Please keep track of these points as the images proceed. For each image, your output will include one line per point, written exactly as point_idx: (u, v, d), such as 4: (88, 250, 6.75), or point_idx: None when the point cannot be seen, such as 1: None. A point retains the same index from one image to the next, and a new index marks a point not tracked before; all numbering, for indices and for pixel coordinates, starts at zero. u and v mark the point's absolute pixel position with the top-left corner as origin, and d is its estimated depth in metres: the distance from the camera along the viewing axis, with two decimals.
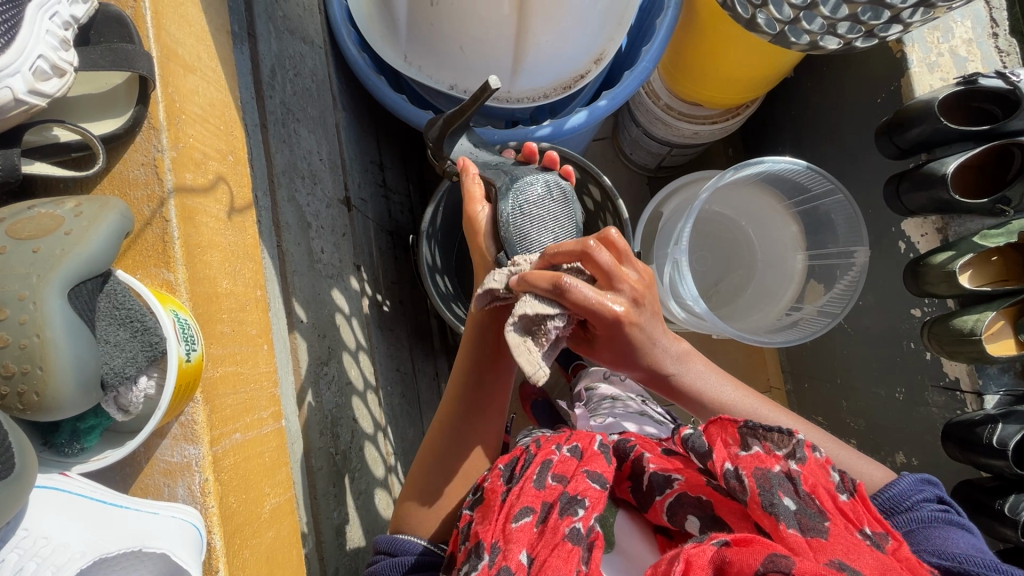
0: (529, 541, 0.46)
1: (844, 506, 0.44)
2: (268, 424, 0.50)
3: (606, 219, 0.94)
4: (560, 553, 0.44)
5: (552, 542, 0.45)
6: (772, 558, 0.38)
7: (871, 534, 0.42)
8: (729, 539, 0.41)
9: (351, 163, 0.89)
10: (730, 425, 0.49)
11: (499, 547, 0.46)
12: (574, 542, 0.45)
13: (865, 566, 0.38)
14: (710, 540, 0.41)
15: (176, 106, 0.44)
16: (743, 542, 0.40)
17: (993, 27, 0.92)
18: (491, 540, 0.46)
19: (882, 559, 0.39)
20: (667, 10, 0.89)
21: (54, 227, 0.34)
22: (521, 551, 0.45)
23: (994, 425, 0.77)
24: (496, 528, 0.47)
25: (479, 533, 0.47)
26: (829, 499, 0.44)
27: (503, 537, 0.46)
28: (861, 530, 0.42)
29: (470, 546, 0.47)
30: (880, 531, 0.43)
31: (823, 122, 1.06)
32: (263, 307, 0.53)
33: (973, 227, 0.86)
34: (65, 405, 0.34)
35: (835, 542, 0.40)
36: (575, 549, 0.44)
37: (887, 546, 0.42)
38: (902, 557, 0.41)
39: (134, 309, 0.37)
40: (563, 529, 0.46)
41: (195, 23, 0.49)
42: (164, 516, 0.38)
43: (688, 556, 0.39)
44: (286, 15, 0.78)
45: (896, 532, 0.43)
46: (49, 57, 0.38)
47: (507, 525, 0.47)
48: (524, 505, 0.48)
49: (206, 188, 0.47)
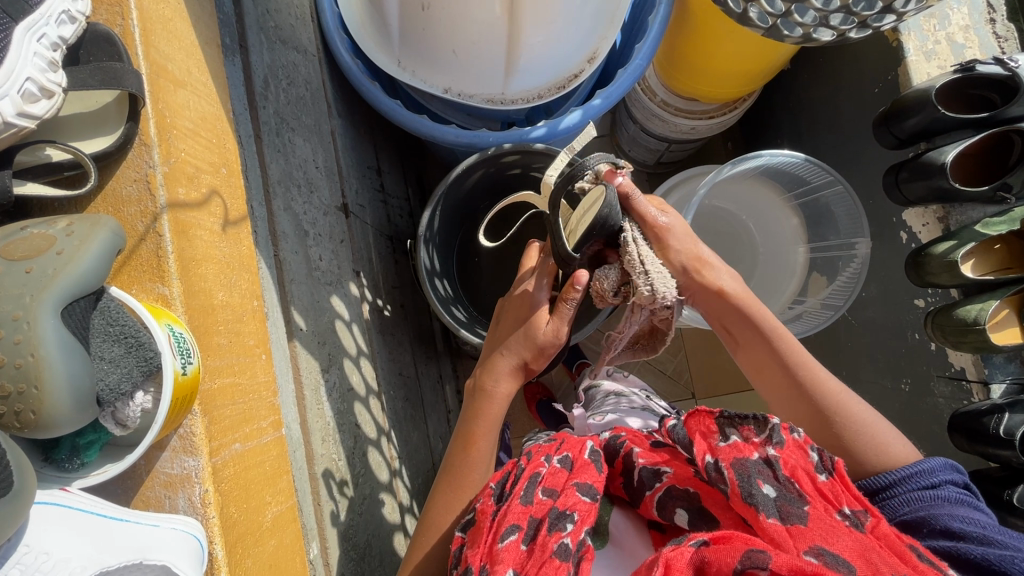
0: (516, 560, 0.46)
1: (823, 487, 0.44)
2: (268, 433, 0.51)
3: None
4: (547, 570, 0.44)
5: (541, 559, 0.45)
6: (749, 554, 0.38)
7: (850, 513, 0.43)
8: (707, 538, 0.40)
9: (348, 170, 0.89)
10: (709, 416, 0.51)
11: (486, 569, 0.46)
12: (562, 558, 0.45)
13: (843, 551, 0.39)
14: (689, 541, 0.40)
15: (166, 121, 0.45)
16: (721, 539, 0.40)
17: (990, 13, 0.91)
18: (479, 564, 0.47)
19: (861, 542, 0.40)
20: (659, 7, 0.88)
21: (46, 247, 0.35)
22: (507, 570, 0.46)
23: (1001, 415, 0.76)
24: (484, 551, 0.48)
25: (468, 558, 0.48)
26: (807, 481, 0.44)
27: (489, 560, 0.47)
28: (841, 511, 0.43)
29: (460, 570, 0.49)
30: (860, 509, 0.43)
31: (823, 115, 1.05)
32: (260, 317, 0.54)
33: (974, 215, 0.85)
34: (60, 423, 0.34)
35: (813, 528, 0.41)
36: (563, 565, 0.45)
37: (867, 524, 0.42)
38: (881, 534, 0.42)
39: (127, 325, 0.38)
40: (551, 545, 0.46)
41: (185, 38, 0.50)
42: (165, 529, 0.38)
43: (668, 559, 0.39)
44: (278, 25, 0.78)
45: (875, 509, 0.44)
46: (37, 79, 0.39)
47: (494, 545, 0.48)
48: (510, 523, 0.49)
49: (200, 202, 0.47)
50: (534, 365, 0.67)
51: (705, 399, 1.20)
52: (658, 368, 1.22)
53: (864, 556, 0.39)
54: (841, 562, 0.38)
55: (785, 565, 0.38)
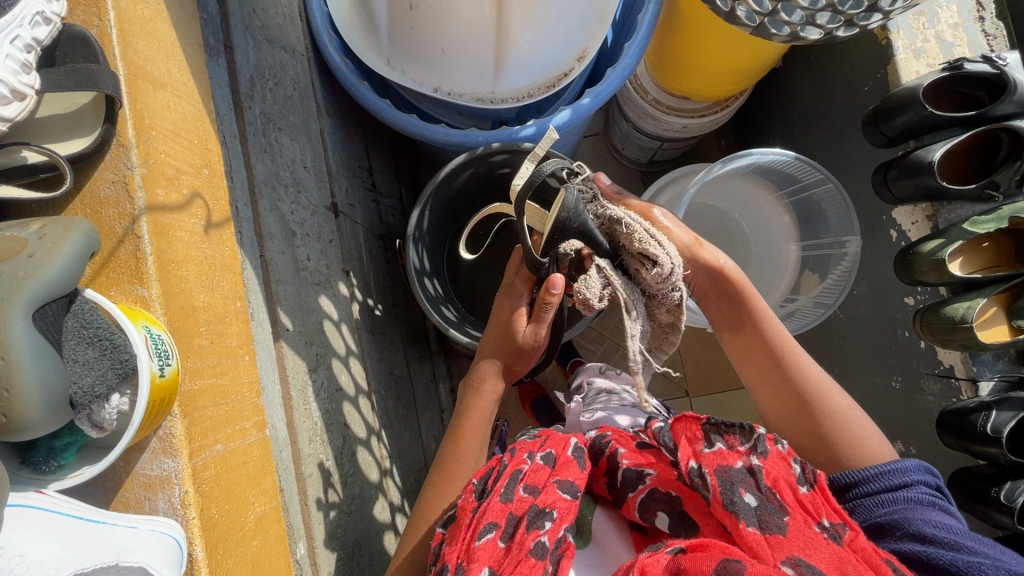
0: (492, 558, 0.46)
1: (804, 499, 0.44)
2: (251, 434, 0.51)
3: None
4: (523, 569, 0.45)
5: (517, 558, 0.45)
6: (724, 563, 0.39)
7: (829, 526, 0.43)
8: (685, 546, 0.41)
9: (337, 170, 0.89)
10: (694, 423, 0.50)
11: (463, 567, 0.46)
12: (538, 556, 0.46)
13: (820, 563, 0.39)
14: (666, 548, 0.41)
15: (144, 122, 0.45)
16: (698, 548, 0.40)
17: (980, 11, 0.90)
18: (455, 562, 0.47)
19: (839, 553, 0.40)
20: (648, 5, 0.88)
21: (18, 250, 0.35)
22: (482, 568, 0.45)
23: (989, 412, 0.76)
24: (461, 549, 0.48)
25: (446, 555, 0.48)
26: (789, 492, 0.44)
27: (466, 557, 0.47)
28: (819, 523, 0.43)
29: (438, 568, 0.48)
30: (839, 522, 0.43)
31: (814, 113, 1.05)
32: (244, 318, 0.54)
33: (963, 214, 0.84)
34: (34, 425, 0.35)
35: (791, 539, 0.41)
36: (538, 563, 0.45)
37: (844, 537, 0.42)
38: (858, 547, 0.41)
39: (102, 327, 0.38)
40: (528, 544, 0.46)
41: (165, 39, 0.50)
42: (142, 531, 0.38)
43: (643, 564, 0.39)
44: (264, 25, 0.78)
45: (855, 523, 0.43)
46: (8, 82, 0.39)
47: (471, 543, 0.48)
48: (489, 521, 0.49)
49: (180, 204, 0.47)
50: (522, 364, 0.68)
51: (698, 397, 1.20)
52: (651, 366, 1.22)
53: (841, 570, 0.39)
54: (817, 573, 0.38)
55: None
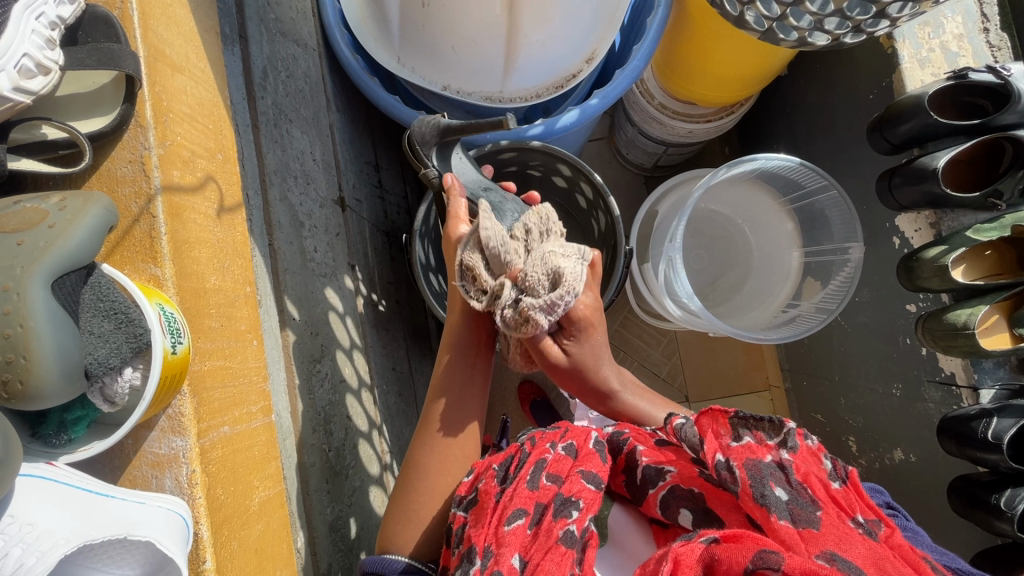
0: (521, 544, 0.46)
1: (836, 494, 0.44)
2: (257, 419, 0.51)
3: (583, 191, 0.95)
4: (554, 556, 0.44)
5: (546, 545, 0.45)
6: (761, 554, 0.38)
7: (863, 522, 0.43)
8: (718, 536, 0.41)
9: (346, 165, 0.89)
10: (721, 416, 0.50)
11: (491, 551, 0.46)
12: (567, 545, 0.45)
13: (856, 558, 0.39)
14: (699, 539, 0.41)
15: (162, 104, 0.45)
16: (731, 539, 0.40)
17: (984, 22, 0.91)
18: (484, 545, 0.47)
19: (875, 549, 0.40)
20: (657, 9, 0.89)
21: (38, 220, 0.35)
22: (512, 555, 0.45)
23: (990, 419, 0.76)
24: (488, 532, 0.48)
25: (473, 538, 0.48)
26: (820, 487, 0.44)
27: (495, 542, 0.47)
28: (853, 519, 0.43)
29: (465, 551, 0.48)
30: (873, 518, 0.43)
31: (818, 121, 1.06)
32: (253, 303, 0.54)
33: (966, 221, 0.85)
34: (47, 394, 0.35)
35: (824, 533, 0.41)
36: (569, 552, 0.45)
37: (880, 533, 0.42)
38: (895, 543, 0.41)
39: (117, 301, 0.38)
40: (557, 532, 0.46)
41: (183, 24, 0.50)
42: (150, 506, 0.39)
43: (677, 555, 0.39)
44: (278, 18, 0.79)
45: (888, 519, 0.43)
46: (33, 55, 0.39)
47: (500, 528, 0.48)
48: (517, 507, 0.49)
49: (195, 186, 0.47)
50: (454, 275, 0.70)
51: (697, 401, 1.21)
52: (652, 370, 1.26)
53: (878, 563, 0.39)
54: (854, 568, 0.38)
55: (799, 566, 0.37)
